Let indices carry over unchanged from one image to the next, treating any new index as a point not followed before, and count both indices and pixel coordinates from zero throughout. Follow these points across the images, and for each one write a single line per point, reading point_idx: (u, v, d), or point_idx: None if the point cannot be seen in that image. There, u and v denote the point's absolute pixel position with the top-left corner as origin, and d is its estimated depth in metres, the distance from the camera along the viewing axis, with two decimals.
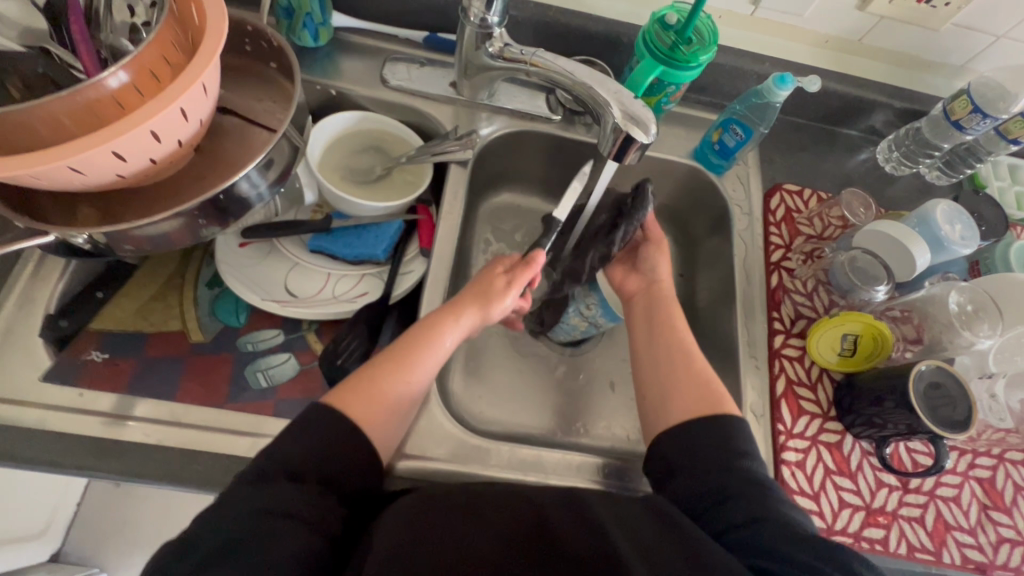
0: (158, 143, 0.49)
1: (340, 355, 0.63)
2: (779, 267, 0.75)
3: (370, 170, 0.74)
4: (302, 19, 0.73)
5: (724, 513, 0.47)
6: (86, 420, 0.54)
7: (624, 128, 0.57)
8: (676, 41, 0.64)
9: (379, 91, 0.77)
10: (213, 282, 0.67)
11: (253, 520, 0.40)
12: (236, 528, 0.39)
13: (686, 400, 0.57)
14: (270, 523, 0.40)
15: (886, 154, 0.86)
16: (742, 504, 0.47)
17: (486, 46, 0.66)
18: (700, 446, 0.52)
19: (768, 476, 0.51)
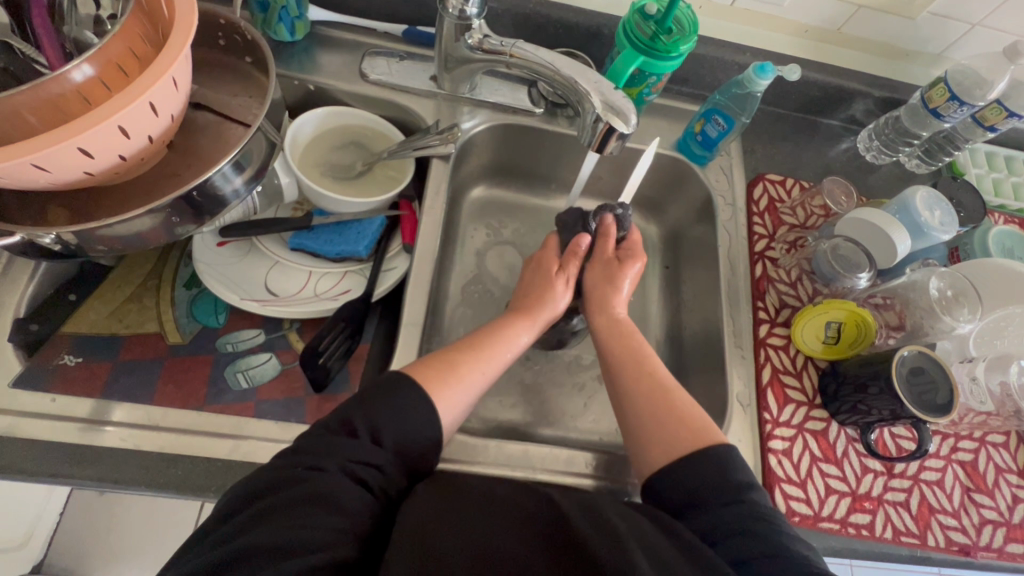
0: (127, 139, 0.48)
1: (322, 354, 0.61)
2: (762, 257, 0.76)
3: (351, 166, 0.73)
4: (277, 12, 0.71)
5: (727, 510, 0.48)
6: (60, 426, 0.53)
7: (605, 118, 0.57)
8: (657, 31, 0.64)
9: (359, 85, 0.75)
10: (190, 282, 0.65)
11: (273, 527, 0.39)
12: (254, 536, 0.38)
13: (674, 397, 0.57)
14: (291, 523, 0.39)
15: (867, 144, 0.87)
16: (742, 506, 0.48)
17: (466, 38, 0.65)
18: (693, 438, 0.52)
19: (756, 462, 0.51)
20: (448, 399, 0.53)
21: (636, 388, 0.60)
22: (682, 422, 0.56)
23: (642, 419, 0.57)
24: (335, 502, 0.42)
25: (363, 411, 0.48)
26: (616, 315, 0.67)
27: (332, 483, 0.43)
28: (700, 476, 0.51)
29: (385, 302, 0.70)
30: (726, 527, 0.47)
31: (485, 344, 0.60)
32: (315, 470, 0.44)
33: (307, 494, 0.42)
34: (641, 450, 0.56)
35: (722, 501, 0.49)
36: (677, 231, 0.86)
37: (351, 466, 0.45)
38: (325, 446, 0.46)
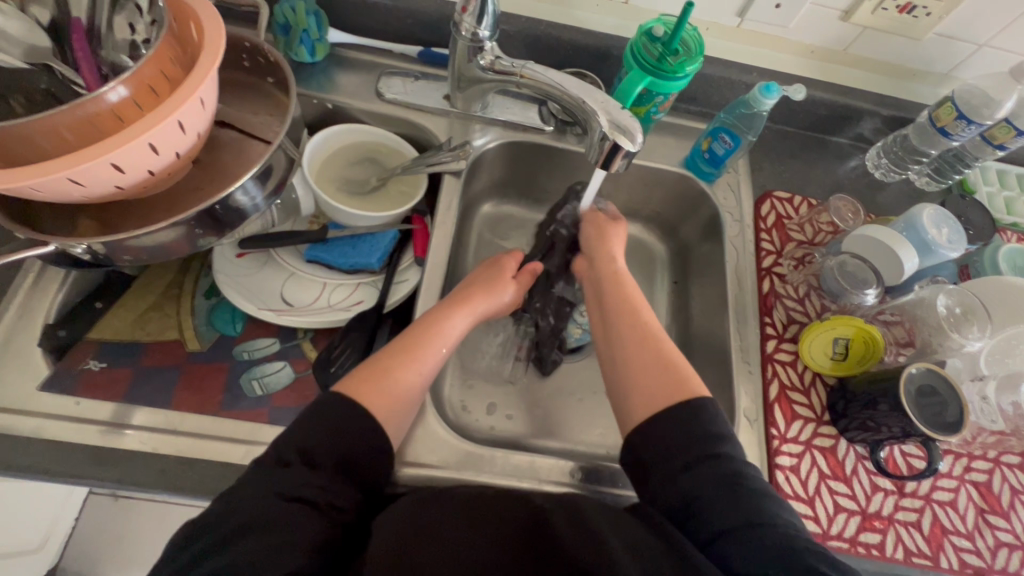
0: (155, 155, 0.50)
1: (334, 362, 0.63)
2: (770, 273, 0.76)
3: (366, 182, 0.75)
4: (298, 35, 0.75)
5: (702, 522, 0.47)
6: (83, 428, 0.55)
7: (611, 136, 0.59)
8: (664, 53, 0.66)
9: (375, 104, 0.78)
10: (210, 291, 0.68)
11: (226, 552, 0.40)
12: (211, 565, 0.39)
13: (650, 391, 0.56)
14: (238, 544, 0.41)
15: (875, 161, 0.87)
16: (713, 513, 0.47)
17: (478, 59, 0.67)
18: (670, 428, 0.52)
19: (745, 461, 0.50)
20: (386, 399, 0.54)
21: (627, 337, 0.63)
22: (663, 365, 0.58)
23: (629, 360, 0.61)
24: (290, 527, 0.43)
25: (304, 439, 0.49)
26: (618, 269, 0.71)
27: (286, 509, 0.44)
28: (679, 420, 0.52)
29: (396, 313, 0.72)
30: (696, 496, 0.48)
31: (428, 341, 0.61)
32: (267, 498, 0.44)
33: (263, 518, 0.42)
34: (624, 391, 0.59)
35: (698, 462, 0.49)
36: (685, 247, 0.87)
37: (298, 489, 0.45)
38: (274, 474, 0.46)
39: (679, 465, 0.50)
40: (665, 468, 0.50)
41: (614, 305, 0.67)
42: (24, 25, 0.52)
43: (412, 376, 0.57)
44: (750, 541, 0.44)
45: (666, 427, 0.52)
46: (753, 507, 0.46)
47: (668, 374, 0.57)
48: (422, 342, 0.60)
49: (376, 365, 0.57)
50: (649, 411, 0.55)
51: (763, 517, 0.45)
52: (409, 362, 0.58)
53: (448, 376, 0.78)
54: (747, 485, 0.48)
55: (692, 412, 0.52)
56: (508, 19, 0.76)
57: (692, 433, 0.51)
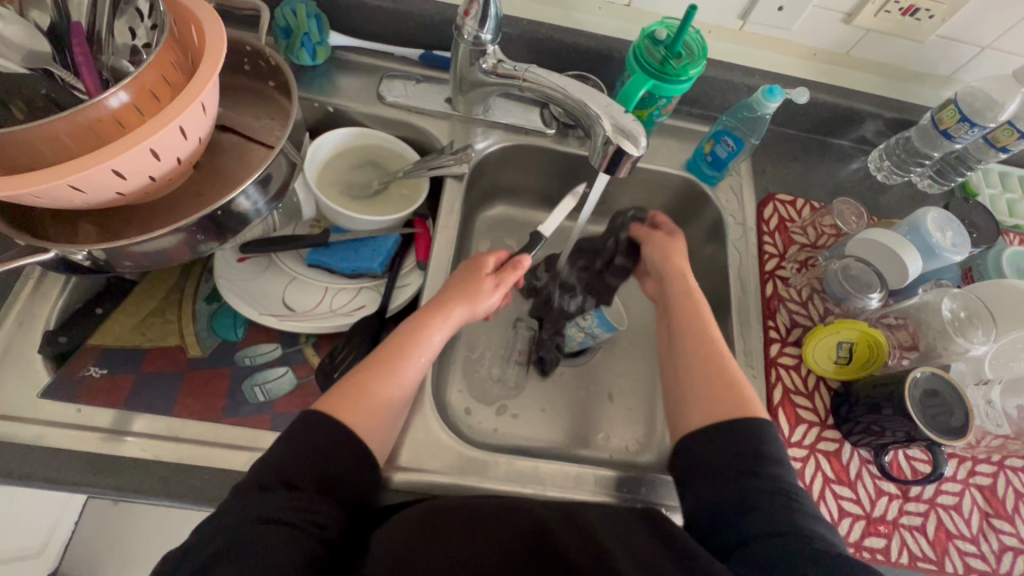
0: (157, 161, 0.50)
1: (336, 368, 0.63)
2: (773, 276, 0.76)
3: (367, 185, 0.75)
4: (299, 38, 0.74)
5: (748, 523, 0.47)
6: (84, 435, 0.54)
7: (615, 141, 0.58)
8: (666, 56, 0.66)
9: (377, 108, 0.78)
10: (211, 296, 0.67)
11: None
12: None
13: (697, 410, 0.57)
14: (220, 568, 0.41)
15: (878, 163, 0.87)
16: (765, 514, 0.47)
17: (480, 62, 0.67)
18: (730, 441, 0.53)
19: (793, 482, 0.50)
20: (369, 407, 0.54)
21: (688, 345, 0.63)
22: (722, 375, 0.59)
23: (688, 367, 0.61)
24: (273, 547, 0.43)
25: (286, 462, 0.48)
26: (688, 285, 0.70)
27: (264, 534, 0.43)
28: (736, 434, 0.53)
29: (397, 317, 0.71)
30: (741, 504, 0.48)
31: (415, 340, 0.60)
32: (246, 523, 0.44)
33: (242, 538, 0.43)
34: (683, 397, 0.59)
35: (753, 475, 0.50)
36: (687, 250, 0.87)
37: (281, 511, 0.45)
38: (252, 497, 0.46)
39: (731, 475, 0.50)
40: (713, 474, 0.51)
41: (680, 315, 0.67)
42: (24, 31, 0.52)
43: (402, 380, 0.57)
44: (783, 548, 0.44)
45: (722, 437, 0.53)
46: (794, 520, 0.47)
47: (730, 385, 0.58)
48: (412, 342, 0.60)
49: (356, 380, 0.55)
50: (705, 420, 0.55)
51: (799, 531, 0.46)
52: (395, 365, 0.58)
53: (450, 381, 0.78)
54: (797, 500, 0.49)
55: (750, 429, 0.53)
56: (509, 22, 0.76)
57: (744, 447, 0.52)
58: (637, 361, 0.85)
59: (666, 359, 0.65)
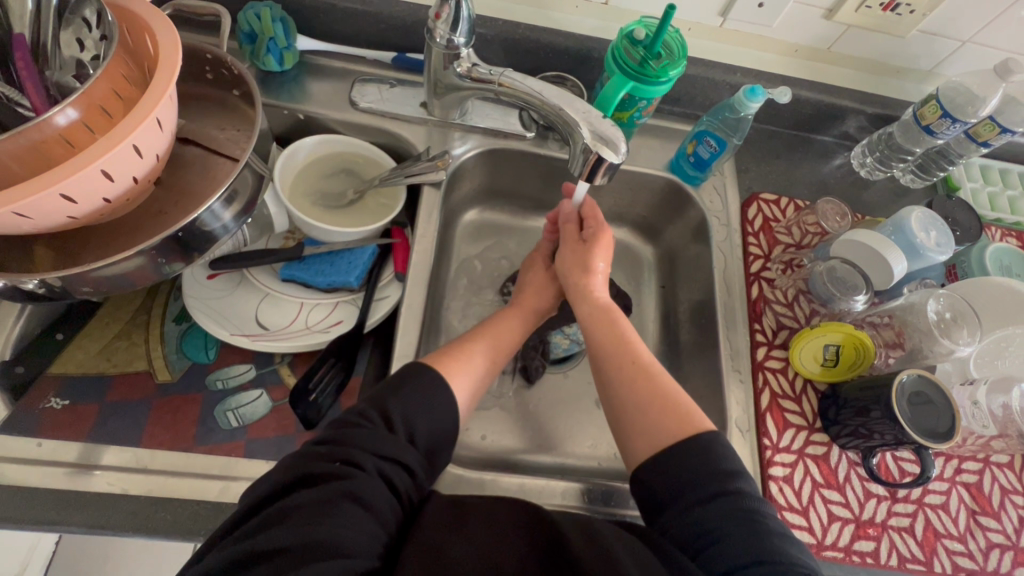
0: (110, 182, 0.47)
1: (313, 391, 0.60)
2: (758, 278, 0.75)
3: (342, 195, 0.73)
4: (264, 44, 0.71)
5: (722, 552, 0.45)
6: (46, 471, 0.52)
7: (594, 148, 0.57)
8: (645, 57, 0.64)
9: (349, 114, 0.75)
10: (180, 316, 0.65)
11: (307, 512, 0.41)
12: (282, 533, 0.39)
13: (647, 438, 0.54)
14: (328, 504, 0.42)
15: (861, 159, 0.86)
16: (734, 539, 0.45)
17: (454, 66, 0.65)
18: (681, 468, 0.50)
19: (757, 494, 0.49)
20: (429, 405, 0.53)
21: (620, 372, 0.60)
22: (655, 397, 0.57)
23: (625, 397, 0.58)
24: (342, 523, 0.41)
25: (354, 446, 0.47)
26: (606, 301, 0.67)
27: (360, 482, 0.45)
28: (682, 460, 0.51)
29: (377, 332, 0.70)
30: (709, 534, 0.47)
31: (464, 350, 0.61)
32: (340, 467, 0.45)
33: (313, 506, 0.41)
34: (627, 425, 0.57)
35: (713, 498, 0.48)
36: (672, 252, 0.86)
37: (382, 461, 0.48)
38: (352, 433, 0.49)
39: (693, 500, 0.48)
40: (679, 500, 0.49)
41: (604, 336, 0.64)
42: None
43: (476, 360, 0.61)
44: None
45: (666, 469, 0.51)
46: (771, 545, 0.45)
47: (664, 406, 0.56)
48: (467, 356, 0.60)
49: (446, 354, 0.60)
50: (651, 450, 0.53)
51: (772, 553, 0.44)
52: (452, 366, 0.58)
53: None
54: (762, 520, 0.47)
55: (698, 443, 0.51)
56: (483, 22, 0.74)
57: (694, 470, 0.50)
58: None
59: (601, 385, 0.62)
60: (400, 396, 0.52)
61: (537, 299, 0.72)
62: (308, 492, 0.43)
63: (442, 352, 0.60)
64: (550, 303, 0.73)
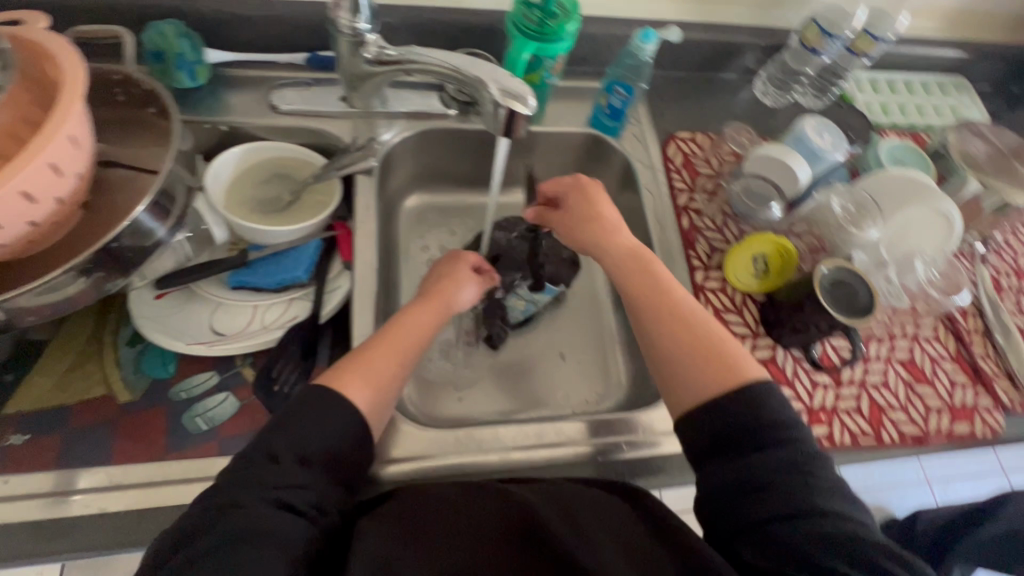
0: (34, 205, 0.48)
1: (275, 380, 0.62)
2: (687, 210, 0.80)
3: (278, 199, 0.73)
4: (173, 61, 0.72)
5: (762, 502, 0.47)
6: (17, 505, 0.52)
7: (506, 104, 0.59)
8: (542, 17, 0.68)
9: (271, 118, 0.76)
10: (133, 338, 0.64)
11: (205, 565, 0.39)
12: None
13: (704, 378, 0.54)
14: (231, 548, 0.40)
15: (763, 89, 0.92)
16: (780, 493, 0.47)
17: (362, 53, 0.66)
18: (734, 417, 0.51)
19: (807, 444, 0.50)
20: (328, 421, 0.49)
21: (659, 316, 0.60)
22: (714, 350, 0.56)
23: (670, 348, 0.58)
24: (245, 565, 0.39)
25: (246, 486, 0.44)
26: (632, 246, 0.66)
27: (264, 516, 0.43)
28: (740, 408, 0.51)
29: (334, 322, 0.70)
30: (756, 482, 0.48)
31: (366, 362, 0.55)
32: (236, 506, 0.43)
33: (211, 552, 0.40)
34: (673, 374, 0.56)
35: (764, 450, 0.49)
36: None
37: (284, 492, 0.45)
38: (247, 472, 0.45)
39: (740, 449, 0.50)
40: (731, 445, 0.50)
41: (638, 288, 0.63)
42: None
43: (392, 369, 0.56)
44: (807, 531, 0.44)
45: (724, 414, 0.51)
46: (813, 498, 0.46)
47: (721, 355, 0.55)
48: (375, 364, 0.55)
49: (355, 364, 0.55)
50: (706, 394, 0.53)
51: (816, 508, 0.45)
52: (353, 383, 0.53)
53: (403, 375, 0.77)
54: (813, 474, 0.48)
55: (756, 393, 0.51)
56: (387, 10, 0.76)
57: (745, 420, 0.50)
58: (582, 317, 0.87)
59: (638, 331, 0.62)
60: (283, 426, 0.48)
61: (451, 293, 0.67)
62: (203, 540, 0.40)
63: (340, 369, 0.54)
64: (466, 294, 0.68)
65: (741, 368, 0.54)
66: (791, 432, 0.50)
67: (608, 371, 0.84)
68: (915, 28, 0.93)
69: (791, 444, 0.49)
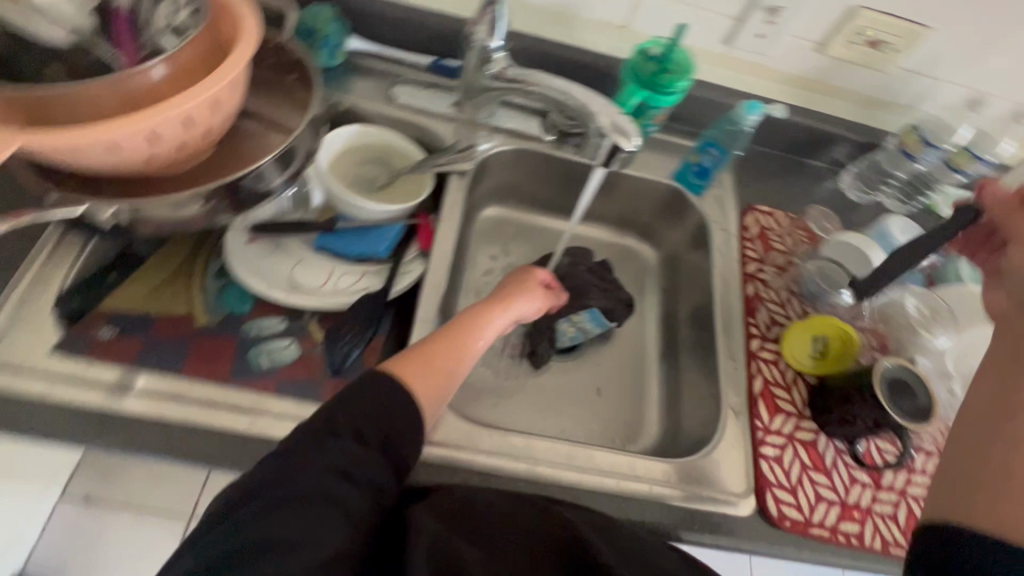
0: (188, 130, 0.54)
1: (339, 339, 0.67)
2: (754, 278, 0.81)
3: (375, 180, 0.79)
4: (319, 40, 0.80)
5: None
6: (90, 391, 0.56)
7: (612, 137, 0.63)
8: (657, 70, 0.73)
9: (388, 108, 0.83)
10: (221, 271, 0.69)
11: (262, 521, 0.39)
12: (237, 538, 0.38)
13: None
14: (287, 510, 0.40)
15: (850, 184, 0.95)
16: None
17: (487, 68, 0.72)
18: None
19: None
20: (391, 405, 0.48)
21: None
22: (1015, 458, 0.36)
23: None
24: (303, 529, 0.39)
25: (308, 454, 0.43)
26: None
27: (325, 483, 0.42)
28: None
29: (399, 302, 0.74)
30: None
31: (428, 354, 0.56)
32: (304, 469, 0.42)
33: (277, 508, 0.40)
34: (989, 506, 0.34)
35: None
36: (674, 257, 0.92)
37: (344, 464, 0.44)
38: (310, 441, 0.44)
39: None
40: None
41: None
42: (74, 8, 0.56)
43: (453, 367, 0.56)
44: None
45: None
46: None
47: None
48: (444, 356, 0.56)
49: (425, 350, 0.56)
50: None
51: None
52: (415, 370, 0.54)
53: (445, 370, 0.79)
54: None
55: None
56: (516, 36, 0.83)
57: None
58: (627, 359, 0.88)
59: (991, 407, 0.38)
60: (348, 402, 0.47)
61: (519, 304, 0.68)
62: (263, 495, 0.40)
63: (408, 356, 0.55)
64: (531, 306, 0.70)
65: None
66: None
67: (640, 418, 0.83)
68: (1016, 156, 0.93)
69: None
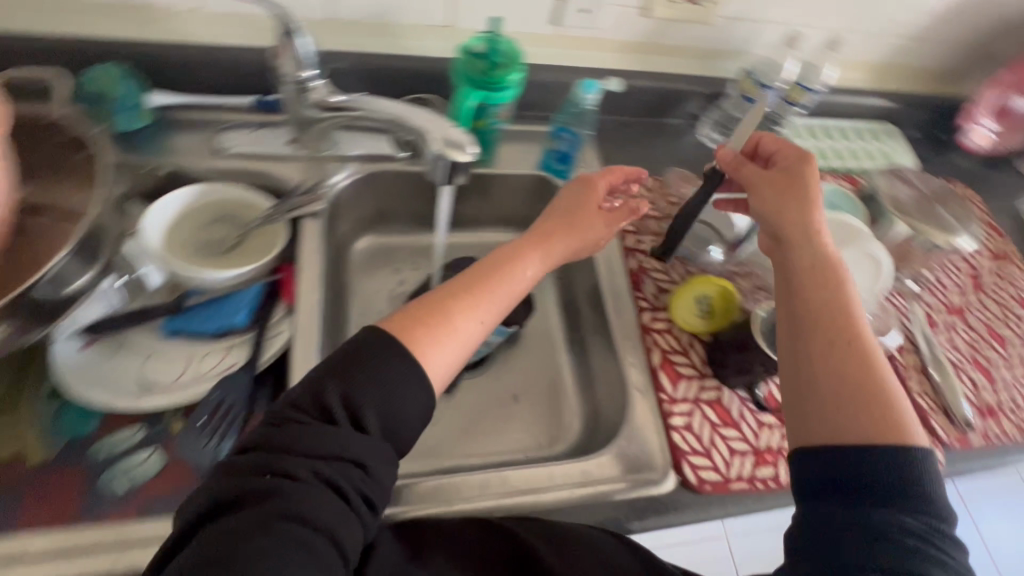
0: None
1: (211, 436, 0.60)
2: (635, 251, 0.81)
3: (221, 244, 0.72)
4: (111, 103, 0.71)
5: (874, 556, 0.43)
6: None
7: (444, 152, 0.60)
8: (485, 67, 0.70)
9: (217, 161, 0.76)
10: (52, 394, 0.61)
11: (232, 541, 0.39)
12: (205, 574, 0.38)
13: (866, 428, 0.48)
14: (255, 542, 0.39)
15: (706, 136, 0.95)
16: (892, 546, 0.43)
17: (307, 99, 0.66)
18: (857, 476, 0.46)
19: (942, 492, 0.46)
20: (394, 390, 0.49)
21: (841, 359, 0.52)
22: (884, 387, 0.50)
23: (844, 388, 0.50)
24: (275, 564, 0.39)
25: (286, 451, 0.45)
26: (821, 251, 0.58)
27: (298, 496, 0.42)
28: (887, 475, 0.46)
29: (276, 370, 0.67)
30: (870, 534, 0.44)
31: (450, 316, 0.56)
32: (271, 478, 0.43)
33: (242, 534, 0.40)
34: (832, 427, 0.49)
35: (888, 503, 0.45)
36: None
37: (326, 466, 0.45)
38: (275, 450, 0.45)
39: (862, 505, 0.45)
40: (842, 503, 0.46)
41: (812, 328, 0.54)
42: None
43: (466, 323, 0.57)
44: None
45: (847, 465, 0.47)
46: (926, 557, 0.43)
47: (877, 409, 0.49)
48: (462, 296, 0.59)
49: (431, 313, 0.56)
50: (865, 440, 0.47)
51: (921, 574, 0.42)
52: (424, 341, 0.53)
53: None
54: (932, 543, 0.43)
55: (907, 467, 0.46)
56: (337, 56, 0.77)
57: (890, 480, 0.45)
58: (536, 359, 0.87)
59: (791, 355, 0.54)
60: (343, 374, 0.49)
61: (571, 230, 0.70)
62: (238, 520, 0.41)
63: (428, 312, 0.56)
64: (596, 243, 0.72)
65: (899, 427, 0.48)
66: (910, 483, 0.45)
67: (561, 415, 0.82)
68: (845, 86, 1.00)
69: (908, 522, 0.44)
